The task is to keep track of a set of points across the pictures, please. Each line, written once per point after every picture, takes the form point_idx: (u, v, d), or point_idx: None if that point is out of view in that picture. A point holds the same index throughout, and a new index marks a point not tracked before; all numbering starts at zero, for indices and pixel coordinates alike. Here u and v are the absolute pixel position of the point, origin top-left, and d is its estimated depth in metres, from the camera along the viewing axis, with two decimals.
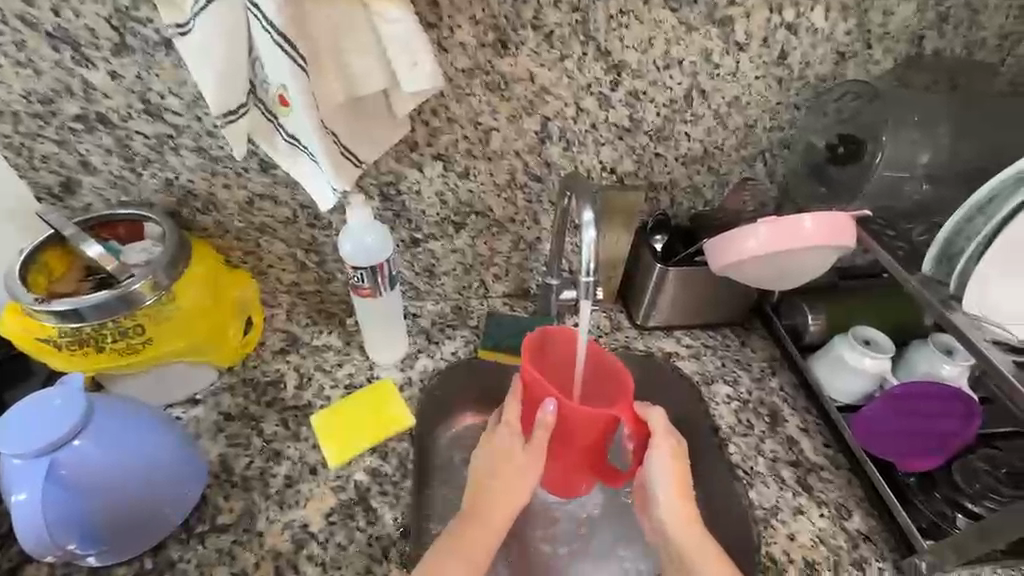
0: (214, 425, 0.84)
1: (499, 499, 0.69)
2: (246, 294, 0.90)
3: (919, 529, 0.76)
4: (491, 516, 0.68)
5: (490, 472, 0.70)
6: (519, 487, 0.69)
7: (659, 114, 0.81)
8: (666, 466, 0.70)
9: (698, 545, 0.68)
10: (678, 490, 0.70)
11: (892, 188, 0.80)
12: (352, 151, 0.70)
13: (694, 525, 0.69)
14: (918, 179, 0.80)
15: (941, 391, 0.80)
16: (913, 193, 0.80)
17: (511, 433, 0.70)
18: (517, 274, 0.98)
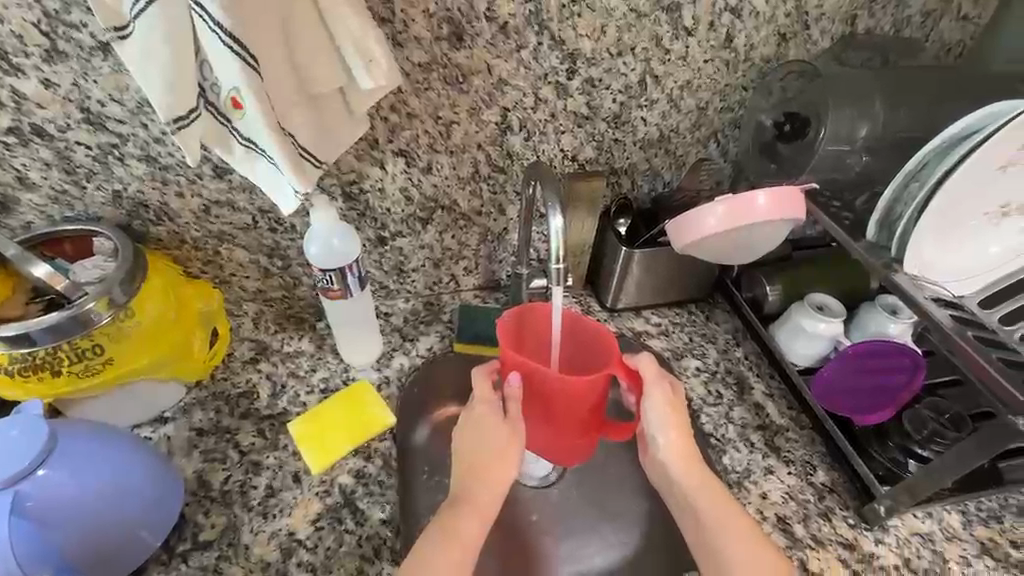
0: (187, 441, 0.81)
1: (486, 479, 0.69)
2: (209, 306, 0.87)
3: (877, 477, 0.82)
4: (477, 500, 0.68)
5: (475, 450, 0.70)
6: (505, 464, 0.69)
7: (616, 100, 0.83)
8: (661, 409, 0.71)
9: (698, 479, 0.71)
10: (674, 433, 0.71)
11: (837, 160, 0.83)
12: (310, 151, 0.68)
13: (692, 460, 0.71)
14: (858, 152, 0.83)
15: (893, 349, 0.85)
16: (856, 165, 0.84)
17: (490, 410, 0.70)
18: (486, 266, 1.02)
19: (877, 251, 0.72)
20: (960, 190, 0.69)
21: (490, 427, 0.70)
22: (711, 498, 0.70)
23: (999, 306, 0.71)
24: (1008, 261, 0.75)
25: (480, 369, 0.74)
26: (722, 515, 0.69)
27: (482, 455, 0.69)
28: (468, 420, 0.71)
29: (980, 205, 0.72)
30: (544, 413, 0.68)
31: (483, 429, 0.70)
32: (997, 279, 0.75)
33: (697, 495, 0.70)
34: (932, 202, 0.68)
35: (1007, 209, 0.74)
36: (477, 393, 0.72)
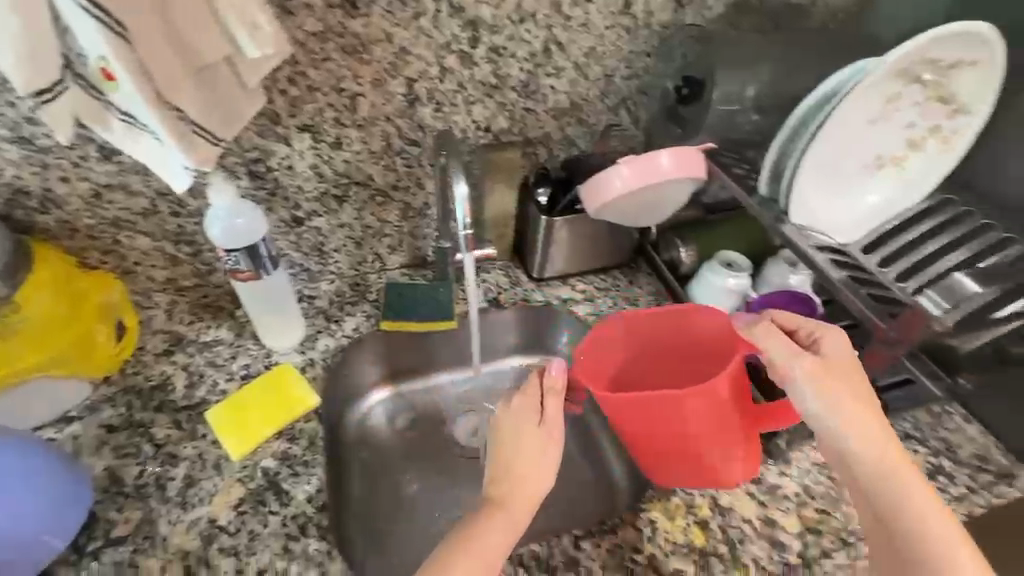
0: (96, 439, 0.77)
1: (520, 480, 0.66)
2: (112, 298, 0.84)
3: None
4: (512, 503, 0.65)
5: (515, 449, 0.67)
6: (541, 463, 0.67)
7: (523, 70, 0.84)
8: (818, 382, 0.63)
9: (882, 460, 0.62)
10: (850, 414, 0.62)
11: (728, 121, 0.86)
12: (206, 128, 0.64)
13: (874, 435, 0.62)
14: (747, 110, 0.86)
15: (791, 298, 0.93)
16: (745, 123, 0.86)
17: (529, 407, 0.69)
18: (410, 243, 1.02)
19: (768, 206, 0.78)
20: (834, 143, 0.74)
21: (530, 425, 0.68)
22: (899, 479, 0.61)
23: (878, 250, 0.78)
24: (888, 209, 0.80)
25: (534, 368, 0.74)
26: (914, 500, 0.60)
27: (522, 451, 0.67)
28: (507, 416, 0.69)
29: (857, 158, 0.77)
30: (638, 421, 0.65)
31: (519, 425, 0.68)
32: (877, 225, 0.80)
33: (884, 478, 0.61)
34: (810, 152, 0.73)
35: (881, 160, 0.79)
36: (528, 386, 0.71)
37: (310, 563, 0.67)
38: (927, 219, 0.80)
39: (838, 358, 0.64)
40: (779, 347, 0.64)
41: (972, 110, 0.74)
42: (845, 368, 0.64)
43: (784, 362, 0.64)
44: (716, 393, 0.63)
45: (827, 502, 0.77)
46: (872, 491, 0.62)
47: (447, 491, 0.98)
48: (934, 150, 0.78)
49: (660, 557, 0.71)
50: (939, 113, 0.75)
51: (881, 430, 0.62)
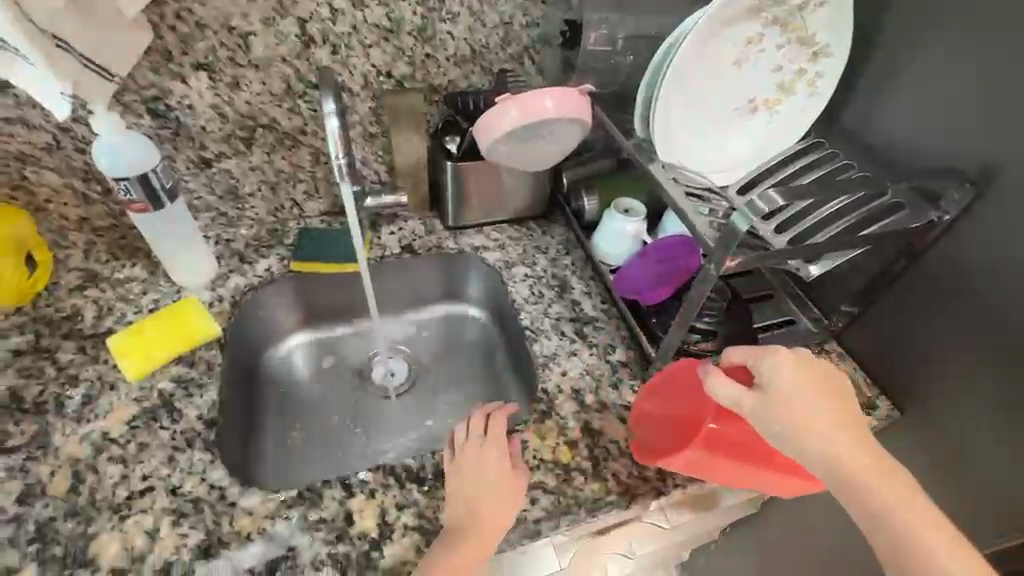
0: (3, 361, 0.82)
1: (486, 510, 0.67)
2: (19, 230, 0.86)
3: (651, 340, 0.90)
4: (480, 529, 0.66)
5: (479, 485, 0.69)
6: (506, 495, 0.69)
7: (416, 13, 0.87)
8: (780, 411, 0.58)
9: (870, 473, 0.55)
10: (822, 435, 0.57)
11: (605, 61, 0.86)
12: (99, 64, 0.71)
13: (852, 442, 0.57)
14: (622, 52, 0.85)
15: (674, 241, 0.94)
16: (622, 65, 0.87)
17: (494, 451, 0.73)
18: (326, 190, 1.05)
19: (642, 144, 0.81)
20: (699, 76, 0.77)
21: (494, 462, 0.72)
22: (901, 492, 0.54)
23: (750, 191, 0.82)
24: (761, 153, 0.85)
25: (497, 413, 0.79)
26: (925, 512, 0.53)
27: (488, 488, 0.69)
28: (473, 455, 0.73)
29: (728, 101, 0.81)
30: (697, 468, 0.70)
31: (486, 463, 0.72)
32: (752, 168, 0.85)
33: (884, 494, 0.54)
34: (670, 71, 0.73)
35: (754, 104, 0.82)
36: (491, 433, 0.76)
37: (191, 470, 0.72)
38: (799, 160, 0.84)
39: (796, 375, 0.59)
40: (734, 386, 0.61)
41: (833, 52, 0.79)
42: (807, 383, 0.59)
43: (742, 400, 0.61)
44: (716, 434, 0.67)
45: None
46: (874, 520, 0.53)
47: (356, 432, 1.01)
48: (805, 93, 0.82)
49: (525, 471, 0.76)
50: (802, 55, 0.79)
51: (861, 436, 0.57)
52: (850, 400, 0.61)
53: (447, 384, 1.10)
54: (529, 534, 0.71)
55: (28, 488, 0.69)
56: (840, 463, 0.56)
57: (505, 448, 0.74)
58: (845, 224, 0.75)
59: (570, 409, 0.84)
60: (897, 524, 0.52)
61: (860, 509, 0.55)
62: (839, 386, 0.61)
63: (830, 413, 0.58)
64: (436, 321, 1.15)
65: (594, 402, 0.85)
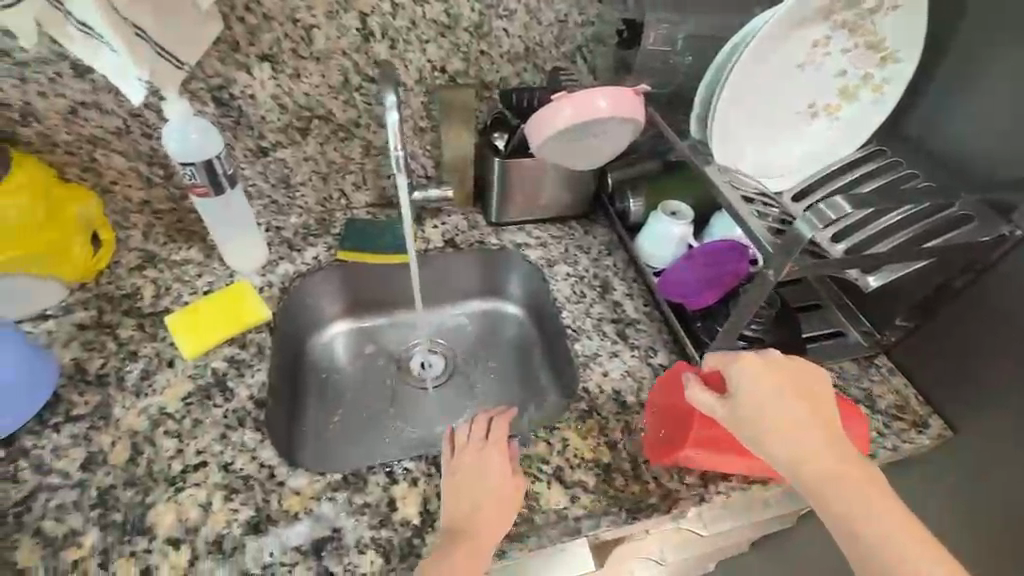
0: (68, 334, 0.85)
1: (484, 518, 0.67)
2: (87, 211, 0.90)
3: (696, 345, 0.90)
4: (481, 533, 0.66)
5: (475, 492, 0.69)
6: (505, 504, 0.69)
7: (474, 10, 0.88)
8: (749, 417, 0.61)
9: (836, 476, 0.57)
10: (791, 439, 0.59)
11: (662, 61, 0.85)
12: (170, 52, 0.73)
13: (817, 444, 0.59)
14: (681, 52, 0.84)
15: (724, 245, 0.93)
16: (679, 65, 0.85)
17: (498, 455, 0.73)
18: (374, 182, 1.07)
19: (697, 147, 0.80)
20: (764, 75, 0.75)
21: (495, 468, 0.72)
22: (864, 494, 0.56)
23: (805, 198, 0.80)
24: (819, 158, 0.83)
25: (500, 417, 0.79)
26: (885, 509, 0.55)
27: (488, 495, 0.69)
28: (472, 458, 0.73)
29: (788, 105, 0.79)
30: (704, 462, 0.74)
31: (487, 469, 0.72)
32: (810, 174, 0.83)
33: (852, 496, 0.56)
34: (737, 65, 0.72)
35: (815, 108, 0.81)
36: (491, 436, 0.76)
37: (243, 447, 0.74)
38: (859, 167, 0.82)
39: (762, 381, 0.62)
40: (708, 394, 0.65)
41: (902, 57, 0.76)
42: (774, 387, 0.62)
43: (717, 407, 0.64)
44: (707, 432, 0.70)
45: None
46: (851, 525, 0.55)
47: (393, 419, 1.03)
48: (869, 99, 0.80)
49: (565, 469, 0.76)
50: (870, 60, 0.77)
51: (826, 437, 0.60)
52: (819, 399, 0.63)
53: (483, 378, 1.10)
54: (570, 532, 0.71)
55: (90, 456, 0.72)
56: (809, 466, 0.58)
57: (505, 450, 0.75)
58: (908, 233, 0.73)
59: (611, 410, 0.84)
60: (859, 525, 0.55)
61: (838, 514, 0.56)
62: (807, 386, 0.63)
63: (798, 415, 0.60)
64: (475, 316, 1.16)
65: (635, 404, 0.85)
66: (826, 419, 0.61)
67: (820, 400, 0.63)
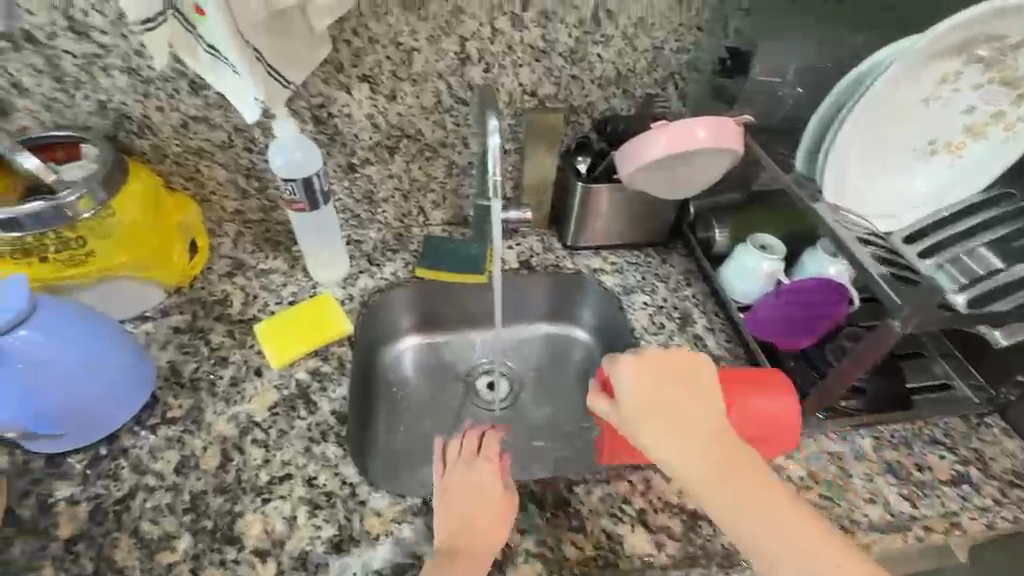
0: (165, 337, 0.89)
1: (478, 534, 0.66)
2: (188, 219, 0.94)
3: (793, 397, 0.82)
4: (475, 550, 0.65)
5: (467, 510, 0.68)
6: (498, 521, 0.67)
7: (571, 35, 0.87)
8: (633, 419, 0.63)
9: (712, 470, 0.59)
10: (672, 439, 0.61)
11: (770, 93, 0.89)
12: (279, 72, 0.75)
13: (696, 442, 0.60)
14: (791, 85, 0.89)
15: (820, 284, 0.87)
16: (788, 97, 0.89)
17: (489, 470, 0.72)
18: (453, 201, 1.08)
19: (804, 182, 0.77)
20: (895, 104, 0.71)
21: (485, 485, 0.70)
22: (738, 484, 0.59)
23: (919, 241, 0.75)
24: (937, 199, 0.78)
25: (489, 433, 0.77)
26: (755, 500, 0.58)
27: (484, 512, 0.68)
28: (458, 473, 0.72)
29: (907, 142, 0.75)
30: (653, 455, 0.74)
31: (479, 487, 0.70)
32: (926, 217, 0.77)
33: (730, 489, 0.59)
34: (873, 91, 0.68)
35: (934, 146, 0.76)
36: (484, 449, 0.74)
37: (327, 462, 0.75)
38: (982, 212, 0.76)
39: (641, 382, 0.64)
40: (602, 401, 0.67)
41: None
42: (651, 387, 0.63)
43: (611, 413, 0.66)
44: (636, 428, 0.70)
45: (833, 489, 0.76)
46: (730, 519, 0.58)
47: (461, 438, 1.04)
48: (1000, 138, 0.75)
49: (649, 512, 0.73)
50: (1003, 97, 0.72)
51: (698, 431, 0.61)
52: (703, 391, 0.64)
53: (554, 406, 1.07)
54: None
55: (184, 459, 0.74)
56: (691, 465, 0.60)
57: (495, 464, 0.72)
58: None
59: None
60: (740, 519, 0.58)
61: (722, 511, 0.59)
62: (691, 379, 0.65)
63: (677, 415, 0.62)
64: (544, 339, 1.14)
65: None
66: (707, 410, 0.63)
67: (700, 390, 0.64)
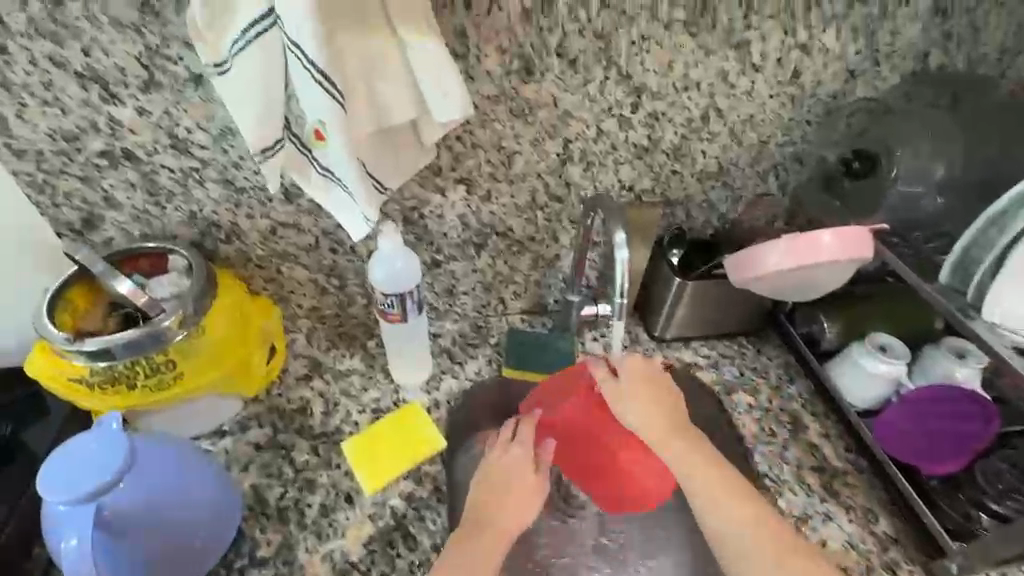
0: (245, 456, 0.83)
1: (507, 509, 0.74)
2: (270, 324, 0.88)
3: (946, 531, 0.76)
4: (501, 521, 0.73)
5: (500, 484, 0.75)
6: (530, 501, 0.75)
7: (677, 134, 0.83)
8: (637, 403, 0.74)
9: (700, 461, 0.72)
10: (665, 424, 0.73)
11: (911, 203, 0.82)
12: (379, 179, 0.70)
13: (683, 435, 0.74)
14: (932, 193, 0.82)
15: (956, 395, 0.82)
16: (929, 206, 0.82)
17: (526, 453, 0.77)
18: (533, 291, 0.99)
19: (948, 295, 0.72)
20: None
21: (520, 470, 0.77)
22: (717, 475, 0.71)
23: None
24: None
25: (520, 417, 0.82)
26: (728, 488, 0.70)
27: (510, 496, 0.75)
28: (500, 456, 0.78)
29: None
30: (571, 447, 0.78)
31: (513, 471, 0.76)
32: None
33: (714, 478, 0.70)
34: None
35: None
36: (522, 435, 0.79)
37: None
38: None
39: (646, 375, 0.75)
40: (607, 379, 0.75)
41: None
42: (652, 382, 0.76)
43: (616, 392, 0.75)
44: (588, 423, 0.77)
45: None
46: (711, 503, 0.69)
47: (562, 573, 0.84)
48: None
49: None
50: None
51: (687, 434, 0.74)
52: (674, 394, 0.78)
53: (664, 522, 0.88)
54: None
55: None
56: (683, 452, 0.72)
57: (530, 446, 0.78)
58: None
59: None
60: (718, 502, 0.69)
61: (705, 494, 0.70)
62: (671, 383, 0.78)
63: (669, 409, 0.75)
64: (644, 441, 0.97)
65: None
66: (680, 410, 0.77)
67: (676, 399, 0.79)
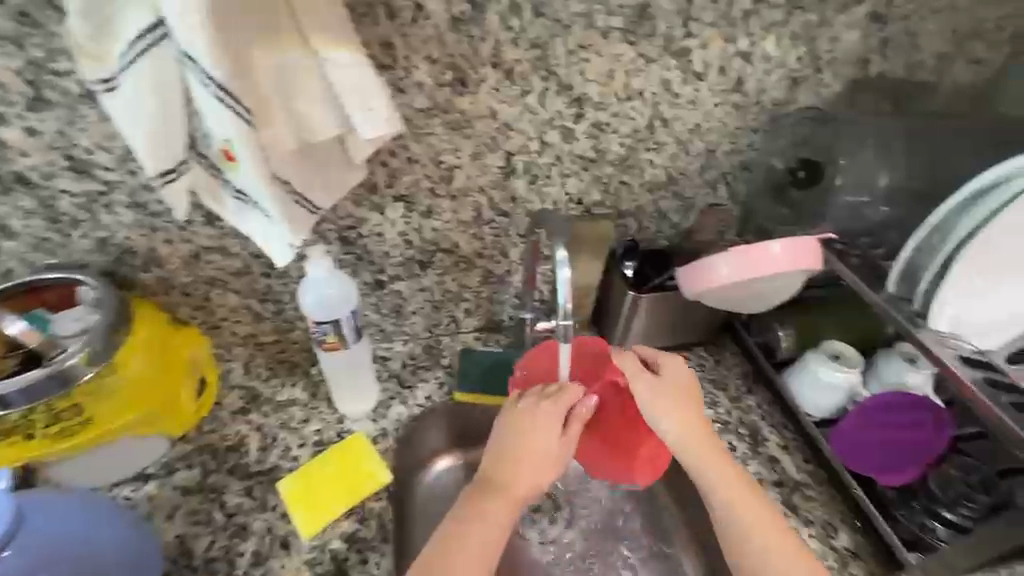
0: (171, 502, 0.76)
1: (524, 476, 0.69)
2: (199, 354, 0.81)
3: (902, 542, 0.76)
4: (516, 488, 0.69)
5: (522, 448, 0.70)
6: (551, 467, 0.70)
7: (622, 145, 0.81)
8: (673, 413, 0.72)
9: (730, 478, 0.72)
10: (700, 436, 0.72)
11: (856, 211, 0.86)
12: (305, 198, 0.65)
13: (715, 450, 0.73)
14: (876, 203, 0.87)
15: (906, 402, 0.81)
16: (873, 214, 0.87)
17: (553, 412, 0.70)
18: (487, 308, 0.95)
19: (896, 304, 0.71)
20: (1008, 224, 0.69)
21: (549, 435, 0.70)
22: (745, 491, 0.71)
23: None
24: None
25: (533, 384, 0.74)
26: (751, 505, 0.71)
27: (528, 463, 0.70)
28: (529, 413, 0.70)
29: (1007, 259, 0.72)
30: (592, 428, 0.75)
31: (546, 431, 0.70)
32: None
33: (741, 495, 0.71)
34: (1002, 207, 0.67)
35: None
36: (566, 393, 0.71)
37: None
38: None
39: (681, 383, 0.74)
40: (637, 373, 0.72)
41: None
42: (687, 392, 0.74)
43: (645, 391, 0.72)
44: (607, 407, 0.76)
45: None
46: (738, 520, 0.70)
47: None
48: None
49: None
50: None
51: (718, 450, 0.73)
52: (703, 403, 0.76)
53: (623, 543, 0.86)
54: None
55: None
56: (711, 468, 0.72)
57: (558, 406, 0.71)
58: None
59: None
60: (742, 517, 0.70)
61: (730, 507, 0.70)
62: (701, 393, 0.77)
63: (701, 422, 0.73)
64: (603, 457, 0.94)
65: None
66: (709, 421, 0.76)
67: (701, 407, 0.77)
